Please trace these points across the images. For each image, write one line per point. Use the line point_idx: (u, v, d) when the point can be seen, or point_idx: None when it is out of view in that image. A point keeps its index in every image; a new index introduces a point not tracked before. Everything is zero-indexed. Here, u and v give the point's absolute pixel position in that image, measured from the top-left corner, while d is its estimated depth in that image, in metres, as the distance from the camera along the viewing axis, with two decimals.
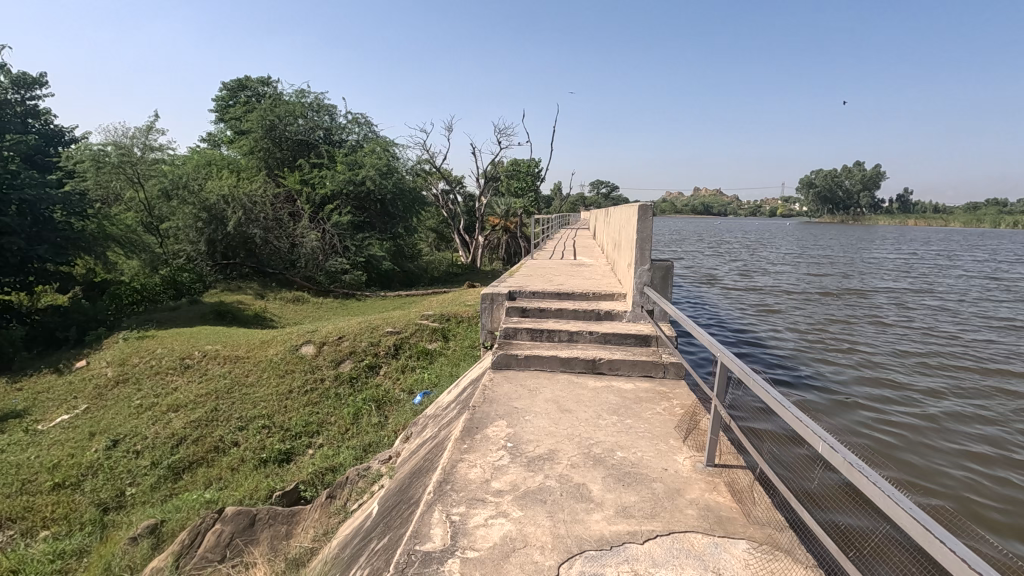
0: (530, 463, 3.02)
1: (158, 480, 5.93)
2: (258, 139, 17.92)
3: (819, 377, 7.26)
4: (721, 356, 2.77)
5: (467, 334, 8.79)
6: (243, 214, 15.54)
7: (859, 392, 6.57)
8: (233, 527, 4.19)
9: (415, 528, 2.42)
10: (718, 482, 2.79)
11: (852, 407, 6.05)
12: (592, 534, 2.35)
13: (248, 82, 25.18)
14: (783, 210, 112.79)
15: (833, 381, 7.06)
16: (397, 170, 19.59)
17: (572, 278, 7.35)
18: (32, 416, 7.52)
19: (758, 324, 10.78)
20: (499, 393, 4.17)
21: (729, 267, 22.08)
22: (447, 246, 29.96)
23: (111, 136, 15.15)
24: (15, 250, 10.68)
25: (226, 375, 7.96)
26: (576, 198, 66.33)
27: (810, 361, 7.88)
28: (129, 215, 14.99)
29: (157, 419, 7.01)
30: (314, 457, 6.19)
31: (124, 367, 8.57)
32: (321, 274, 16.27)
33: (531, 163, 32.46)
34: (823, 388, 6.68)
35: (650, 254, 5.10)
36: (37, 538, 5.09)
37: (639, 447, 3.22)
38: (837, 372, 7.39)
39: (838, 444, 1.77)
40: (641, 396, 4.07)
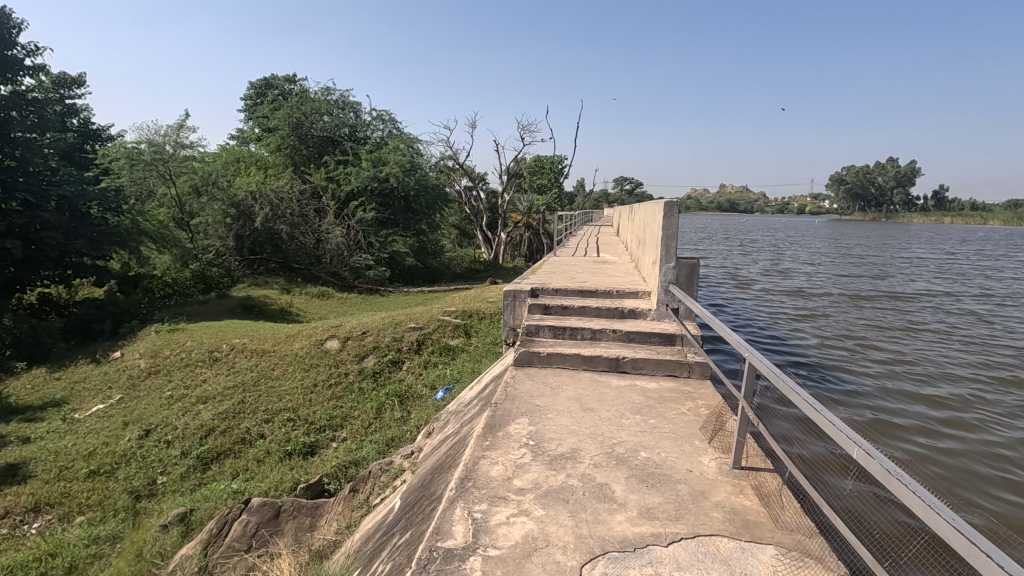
0: (553, 462, 2.99)
1: (188, 469, 6.08)
2: (284, 137, 18.24)
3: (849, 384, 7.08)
4: (750, 356, 2.71)
5: (490, 331, 8.78)
6: (270, 210, 15.80)
7: (890, 404, 6.46)
8: (259, 518, 4.28)
9: (437, 524, 2.42)
10: (745, 485, 2.72)
11: (882, 420, 5.97)
12: (615, 535, 2.32)
13: (275, 81, 25.68)
14: (812, 208, 110.22)
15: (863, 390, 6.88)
16: (421, 167, 19.73)
17: (596, 275, 7.29)
18: (69, 405, 7.79)
19: (784, 327, 10.58)
20: (521, 391, 4.15)
21: (754, 266, 21.72)
22: (468, 242, 30.11)
23: (144, 134, 15.64)
24: (54, 244, 11.05)
25: (253, 369, 8.12)
26: (599, 195, 66.13)
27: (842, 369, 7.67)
28: (161, 212, 15.40)
29: (187, 410, 7.19)
30: (338, 450, 6.25)
31: (156, 359, 8.81)
32: (346, 270, 16.51)
33: (555, 159, 32.30)
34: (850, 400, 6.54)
35: (675, 251, 5.01)
36: (73, 522, 5.27)
37: (663, 448, 3.17)
38: (865, 381, 7.24)
39: (874, 450, 1.71)
40: (666, 396, 4.01)
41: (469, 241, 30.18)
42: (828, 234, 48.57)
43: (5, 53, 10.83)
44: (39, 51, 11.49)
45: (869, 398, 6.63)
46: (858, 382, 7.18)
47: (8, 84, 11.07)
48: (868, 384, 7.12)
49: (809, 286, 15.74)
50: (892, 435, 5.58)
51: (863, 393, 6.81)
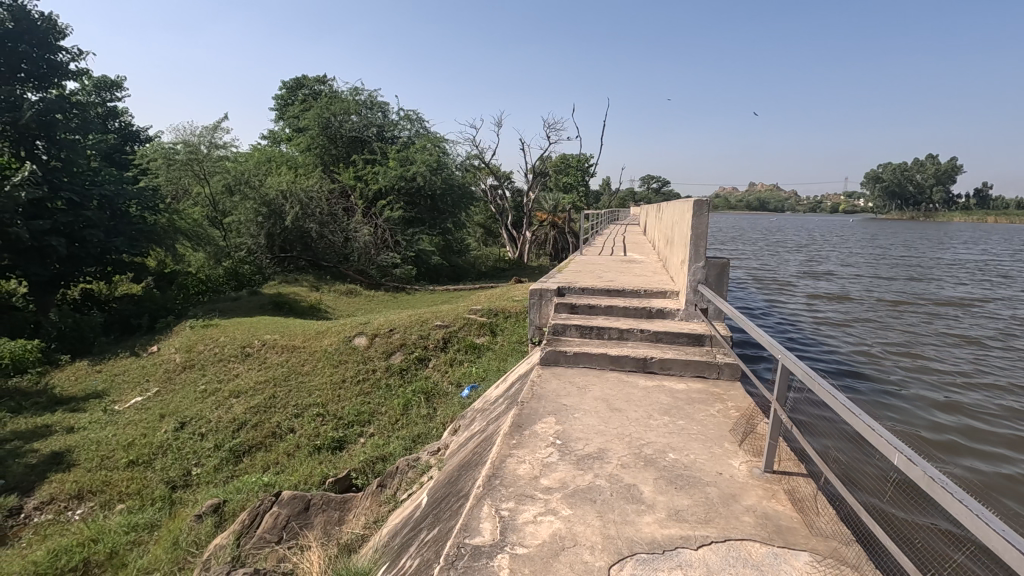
0: (580, 462, 2.98)
1: (221, 461, 6.24)
2: (314, 136, 18.57)
3: (888, 394, 6.84)
4: (782, 357, 2.64)
5: (516, 329, 8.80)
6: (300, 209, 16.07)
7: (933, 413, 6.26)
8: (289, 510, 4.37)
9: (464, 521, 2.43)
10: (777, 489, 2.67)
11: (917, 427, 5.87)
12: (643, 536, 2.30)
13: (305, 82, 26.21)
14: (845, 207, 107.30)
15: (902, 400, 6.66)
16: (447, 166, 19.87)
17: (623, 274, 7.23)
18: (110, 397, 8.07)
19: (814, 331, 10.38)
20: (547, 390, 4.14)
21: (785, 267, 21.27)
22: (493, 241, 30.21)
23: (181, 135, 16.18)
24: (96, 242, 11.47)
25: (283, 364, 8.30)
26: (625, 195, 65.64)
27: (879, 378, 7.43)
28: (196, 211, 15.82)
29: (220, 403, 7.39)
30: (365, 446, 6.33)
31: (191, 354, 9.08)
32: (373, 268, 16.68)
33: (581, 158, 32.12)
34: (889, 408, 6.37)
35: (705, 250, 4.93)
36: (114, 510, 5.48)
37: (692, 449, 3.12)
38: (902, 389, 7.03)
39: (918, 456, 1.64)
40: (694, 397, 3.95)
41: (495, 240, 30.28)
42: (862, 234, 47.29)
43: (50, 57, 11.27)
44: (83, 55, 11.90)
45: (910, 407, 6.44)
46: (896, 391, 6.94)
47: (53, 88, 11.44)
48: (904, 392, 6.91)
49: (844, 289, 15.30)
50: (934, 445, 5.45)
51: (898, 400, 6.65)
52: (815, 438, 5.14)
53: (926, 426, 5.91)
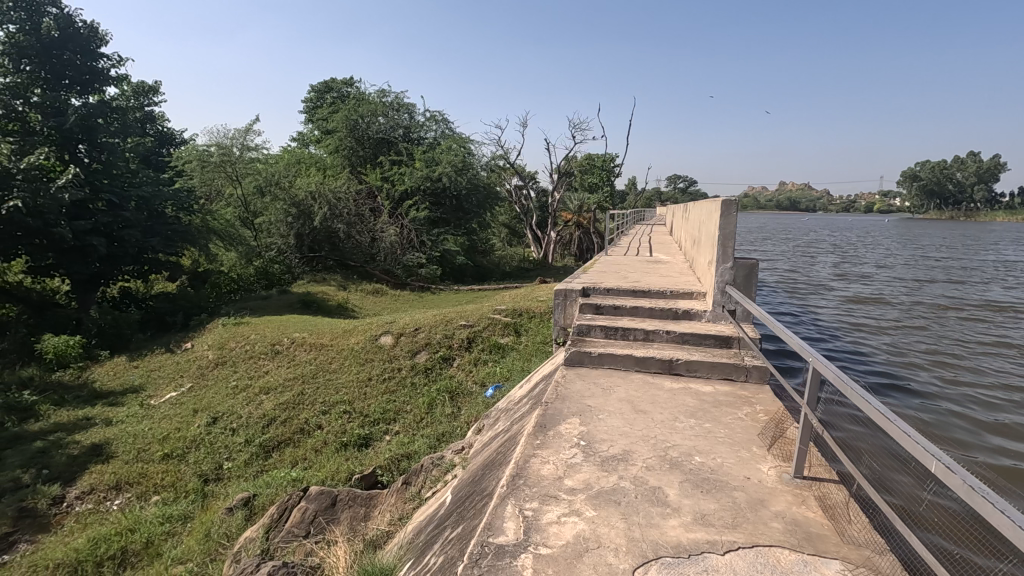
0: (604, 463, 2.96)
1: (251, 456, 6.38)
2: (342, 138, 18.90)
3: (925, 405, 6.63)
4: (813, 360, 2.57)
5: (540, 329, 8.80)
6: (328, 210, 16.37)
7: (975, 428, 6.01)
8: (317, 505, 4.45)
9: (488, 520, 2.45)
10: (807, 496, 2.61)
11: (958, 442, 5.66)
12: (669, 540, 2.27)
13: (333, 84, 26.67)
14: (879, 206, 104.20)
15: (940, 411, 6.44)
16: (473, 167, 19.99)
17: (648, 275, 7.16)
18: (146, 392, 8.35)
19: (846, 335, 10.12)
20: (572, 391, 4.13)
21: (816, 269, 20.76)
22: (517, 241, 30.29)
23: (215, 138, 16.65)
24: (133, 241, 11.87)
25: (311, 362, 8.46)
26: (651, 195, 65.01)
27: (916, 388, 7.18)
28: (228, 211, 16.25)
29: (250, 400, 7.57)
30: (391, 443, 6.40)
31: (223, 351, 9.32)
32: (399, 268, 16.86)
33: (607, 157, 31.89)
34: (928, 422, 6.15)
35: (733, 251, 4.84)
36: (149, 501, 5.67)
37: (719, 453, 3.07)
38: (940, 400, 6.79)
39: (955, 464, 1.59)
40: (721, 400, 3.89)
41: (519, 240, 30.34)
42: (899, 234, 45.86)
43: (93, 65, 11.71)
44: (122, 61, 12.35)
45: (949, 420, 6.21)
46: (934, 402, 6.71)
47: (94, 93, 11.92)
48: (943, 403, 6.67)
49: (879, 292, 14.85)
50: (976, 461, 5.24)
51: (937, 412, 6.42)
52: (848, 444, 5.01)
53: (968, 441, 5.69)
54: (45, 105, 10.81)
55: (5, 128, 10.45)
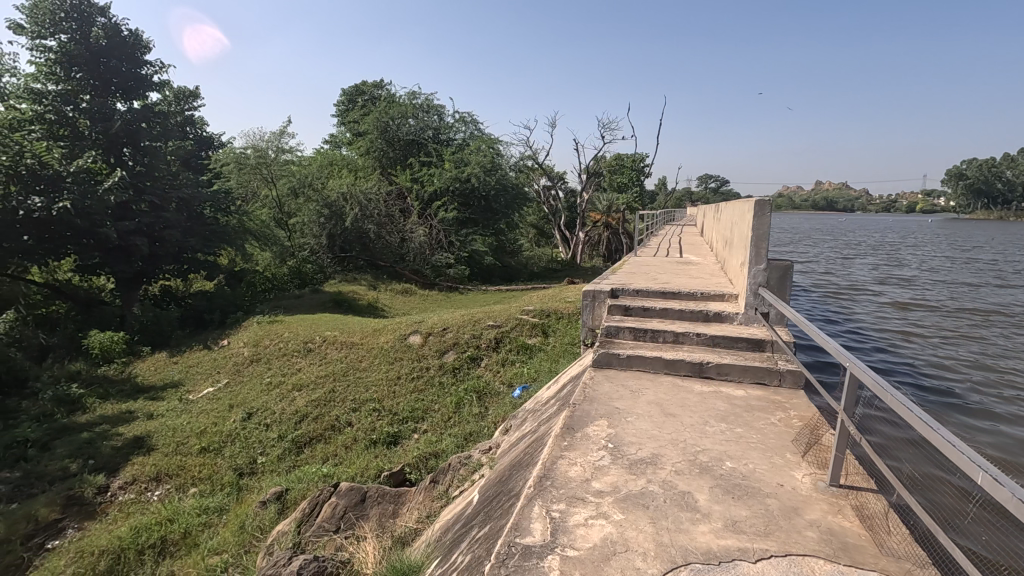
0: (632, 466, 2.93)
1: (284, 452, 6.54)
2: (373, 140, 19.21)
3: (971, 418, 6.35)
4: (850, 364, 2.49)
5: (568, 331, 8.76)
6: (359, 211, 16.62)
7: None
8: (347, 501, 4.52)
9: (515, 520, 2.45)
10: (843, 505, 2.53)
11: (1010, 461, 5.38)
12: (698, 546, 2.23)
13: (365, 87, 27.14)
14: (922, 207, 100.39)
15: (988, 424, 6.15)
16: (501, 167, 20.07)
17: (679, 276, 7.06)
18: (185, 387, 8.64)
19: (885, 340, 9.80)
20: (600, 392, 4.10)
21: (855, 271, 20.09)
22: (545, 242, 30.27)
23: (251, 140, 17.21)
24: (173, 241, 12.30)
25: (342, 360, 8.61)
26: (681, 196, 64.14)
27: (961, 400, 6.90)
28: (264, 212, 16.69)
29: (284, 396, 7.75)
30: (419, 442, 6.47)
31: (258, 348, 9.57)
32: (428, 268, 17.04)
33: (636, 157, 31.57)
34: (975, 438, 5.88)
35: (766, 252, 4.73)
36: (187, 493, 5.86)
37: (751, 459, 3.01)
38: (988, 414, 6.49)
39: (1005, 477, 1.51)
40: (753, 405, 3.80)
41: (547, 240, 30.32)
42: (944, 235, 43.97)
43: (137, 71, 12.16)
44: (164, 68, 12.80)
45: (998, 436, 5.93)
46: (981, 416, 6.43)
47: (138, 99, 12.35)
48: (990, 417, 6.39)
49: (922, 296, 14.30)
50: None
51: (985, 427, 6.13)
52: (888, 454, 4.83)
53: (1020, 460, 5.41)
54: (93, 111, 11.28)
55: (56, 133, 10.96)
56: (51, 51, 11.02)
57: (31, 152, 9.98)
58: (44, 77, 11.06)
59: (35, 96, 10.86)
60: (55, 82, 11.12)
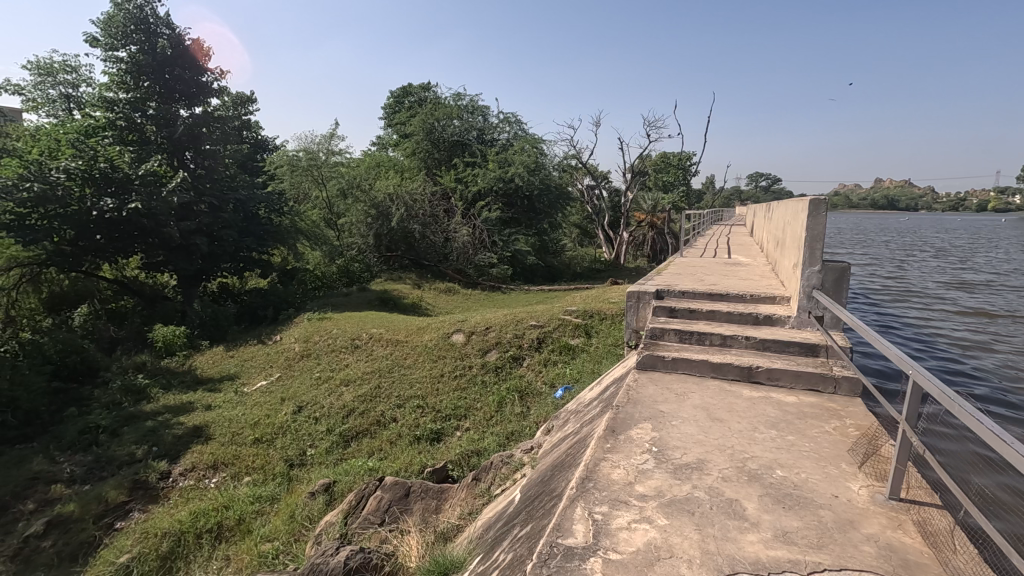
0: (677, 471, 2.88)
1: (332, 445, 6.74)
2: (419, 141, 19.58)
3: None
4: (914, 372, 2.35)
5: (611, 332, 8.67)
6: (405, 211, 16.95)
7: None
8: (391, 495, 4.63)
9: (557, 521, 2.44)
10: (904, 519, 2.40)
11: None
12: (746, 555, 2.17)
13: (411, 90, 27.69)
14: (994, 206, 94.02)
15: None
16: (545, 167, 20.06)
17: (726, 277, 6.87)
18: (240, 379, 9.05)
19: (951, 349, 9.24)
20: (643, 395, 4.04)
21: (919, 275, 19.01)
22: (589, 242, 30.08)
23: (304, 144, 17.87)
24: (230, 241, 12.91)
25: (388, 357, 8.82)
26: (729, 195, 62.50)
27: None
28: (314, 212, 17.27)
29: (332, 391, 7.99)
30: (461, 439, 6.56)
31: (308, 344, 9.90)
32: (471, 267, 17.21)
33: (683, 155, 30.92)
34: None
35: (821, 253, 4.54)
36: (242, 481, 6.11)
37: (803, 467, 2.90)
38: None
39: None
40: (806, 412, 3.66)
41: (590, 240, 30.10)
42: (1020, 237, 40.89)
43: (199, 79, 12.78)
44: (223, 74, 13.42)
45: None
46: None
47: (200, 105, 12.99)
48: None
49: (994, 302, 13.39)
50: None
51: None
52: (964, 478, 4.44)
53: None
54: (158, 117, 12.01)
55: (126, 139, 11.88)
56: (123, 62, 11.73)
57: (104, 157, 10.79)
58: (116, 86, 11.82)
59: (108, 104, 11.70)
60: (125, 91, 11.86)
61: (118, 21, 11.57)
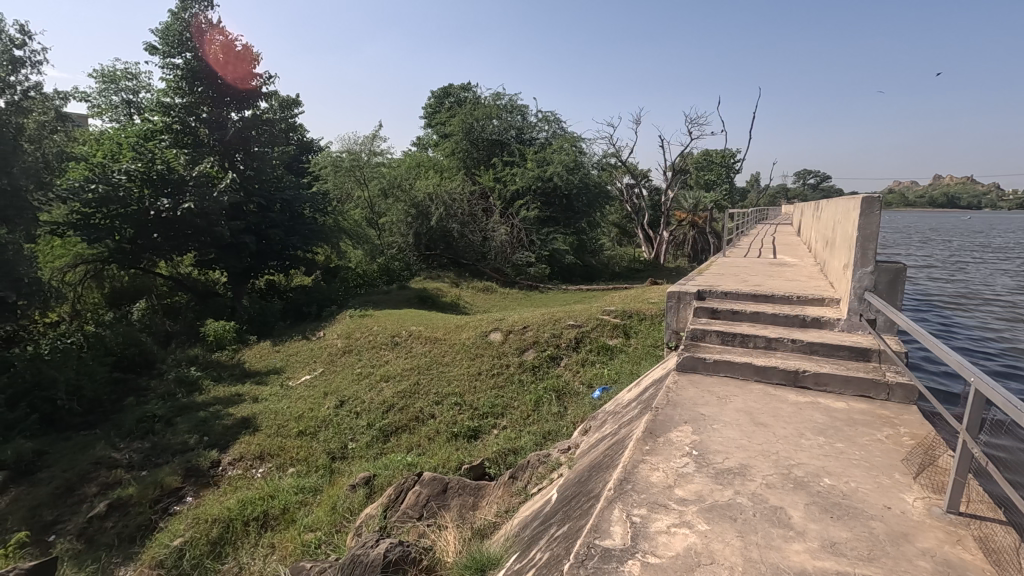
0: (719, 476, 2.81)
1: (372, 439, 6.88)
2: (458, 141, 19.81)
3: None
4: (977, 380, 2.22)
5: (650, 333, 8.55)
6: (444, 210, 17.15)
7: None
8: (429, 490, 4.70)
9: (595, 522, 2.43)
10: (963, 535, 2.28)
11: None
12: (791, 565, 2.10)
13: (451, 90, 28.01)
14: None
15: None
16: (584, 166, 19.93)
17: (772, 278, 6.67)
18: (286, 373, 9.36)
19: (1016, 357, 8.71)
20: (683, 397, 3.97)
21: (981, 277, 17.96)
22: (628, 241, 29.73)
23: (347, 145, 18.32)
24: (276, 239, 13.32)
25: (427, 354, 8.95)
26: (774, 194, 60.60)
27: None
28: (356, 212, 17.67)
29: (373, 386, 8.17)
30: (499, 437, 6.59)
31: (350, 340, 10.15)
32: (508, 266, 17.27)
33: (725, 153, 30.20)
34: None
35: (874, 253, 4.35)
36: (286, 472, 6.32)
37: (853, 477, 2.79)
38: None
39: None
40: (856, 419, 3.51)
41: (629, 240, 29.74)
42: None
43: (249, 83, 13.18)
44: (271, 78, 13.85)
45: None
46: None
47: (250, 108, 13.44)
48: None
49: None
50: None
51: None
52: None
53: None
54: (211, 121, 12.55)
55: (181, 142, 12.48)
56: (178, 68, 12.22)
57: (161, 159, 11.37)
58: (172, 91, 12.35)
59: (165, 109, 12.29)
60: (181, 96, 12.36)
61: (174, 30, 12.07)
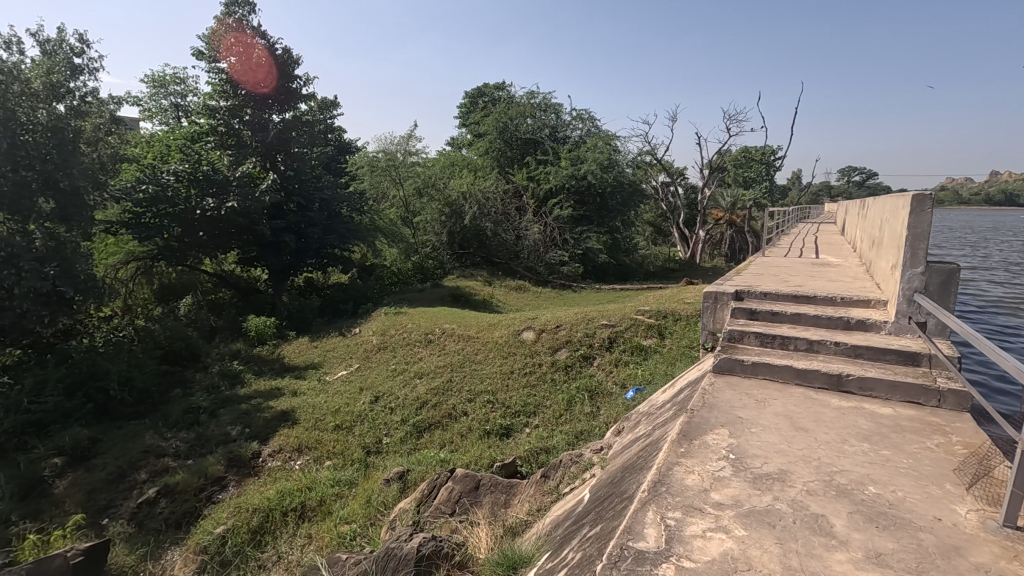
0: (757, 480, 2.74)
1: (406, 434, 6.98)
2: (492, 141, 19.89)
3: None
4: None
5: (685, 334, 8.40)
6: (477, 209, 17.23)
7: None
8: (461, 487, 4.74)
9: (628, 524, 2.40)
10: (1021, 551, 2.16)
11: None
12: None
13: (485, 90, 28.13)
14: None
15: None
16: (618, 165, 19.71)
17: (814, 279, 6.45)
18: (323, 368, 9.59)
19: None
20: (720, 399, 3.88)
21: None
22: (663, 240, 29.28)
23: (384, 145, 18.63)
24: (315, 238, 13.66)
25: (460, 352, 9.02)
26: (816, 192, 58.65)
27: None
28: (392, 211, 17.94)
29: (407, 382, 8.29)
30: (530, 436, 6.59)
31: (385, 337, 10.32)
32: (541, 265, 17.23)
33: (765, 150, 29.40)
34: None
35: (925, 253, 4.16)
36: (323, 465, 6.48)
37: (900, 486, 2.67)
38: None
39: None
40: (904, 426, 3.37)
41: (665, 239, 29.28)
42: None
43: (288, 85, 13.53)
44: (310, 80, 14.17)
45: None
46: None
47: (290, 109, 13.78)
48: None
49: None
50: None
51: None
52: None
53: None
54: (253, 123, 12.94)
55: (226, 143, 12.90)
56: (223, 72, 12.67)
57: (207, 160, 11.81)
58: (217, 95, 12.79)
59: (211, 112, 12.75)
60: (225, 99, 12.79)
61: (218, 35, 12.55)
